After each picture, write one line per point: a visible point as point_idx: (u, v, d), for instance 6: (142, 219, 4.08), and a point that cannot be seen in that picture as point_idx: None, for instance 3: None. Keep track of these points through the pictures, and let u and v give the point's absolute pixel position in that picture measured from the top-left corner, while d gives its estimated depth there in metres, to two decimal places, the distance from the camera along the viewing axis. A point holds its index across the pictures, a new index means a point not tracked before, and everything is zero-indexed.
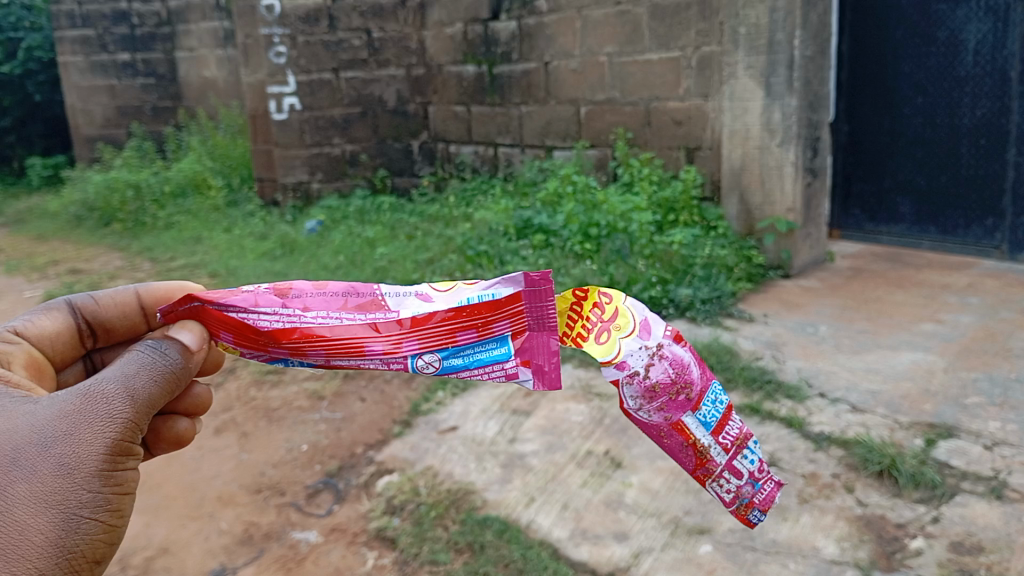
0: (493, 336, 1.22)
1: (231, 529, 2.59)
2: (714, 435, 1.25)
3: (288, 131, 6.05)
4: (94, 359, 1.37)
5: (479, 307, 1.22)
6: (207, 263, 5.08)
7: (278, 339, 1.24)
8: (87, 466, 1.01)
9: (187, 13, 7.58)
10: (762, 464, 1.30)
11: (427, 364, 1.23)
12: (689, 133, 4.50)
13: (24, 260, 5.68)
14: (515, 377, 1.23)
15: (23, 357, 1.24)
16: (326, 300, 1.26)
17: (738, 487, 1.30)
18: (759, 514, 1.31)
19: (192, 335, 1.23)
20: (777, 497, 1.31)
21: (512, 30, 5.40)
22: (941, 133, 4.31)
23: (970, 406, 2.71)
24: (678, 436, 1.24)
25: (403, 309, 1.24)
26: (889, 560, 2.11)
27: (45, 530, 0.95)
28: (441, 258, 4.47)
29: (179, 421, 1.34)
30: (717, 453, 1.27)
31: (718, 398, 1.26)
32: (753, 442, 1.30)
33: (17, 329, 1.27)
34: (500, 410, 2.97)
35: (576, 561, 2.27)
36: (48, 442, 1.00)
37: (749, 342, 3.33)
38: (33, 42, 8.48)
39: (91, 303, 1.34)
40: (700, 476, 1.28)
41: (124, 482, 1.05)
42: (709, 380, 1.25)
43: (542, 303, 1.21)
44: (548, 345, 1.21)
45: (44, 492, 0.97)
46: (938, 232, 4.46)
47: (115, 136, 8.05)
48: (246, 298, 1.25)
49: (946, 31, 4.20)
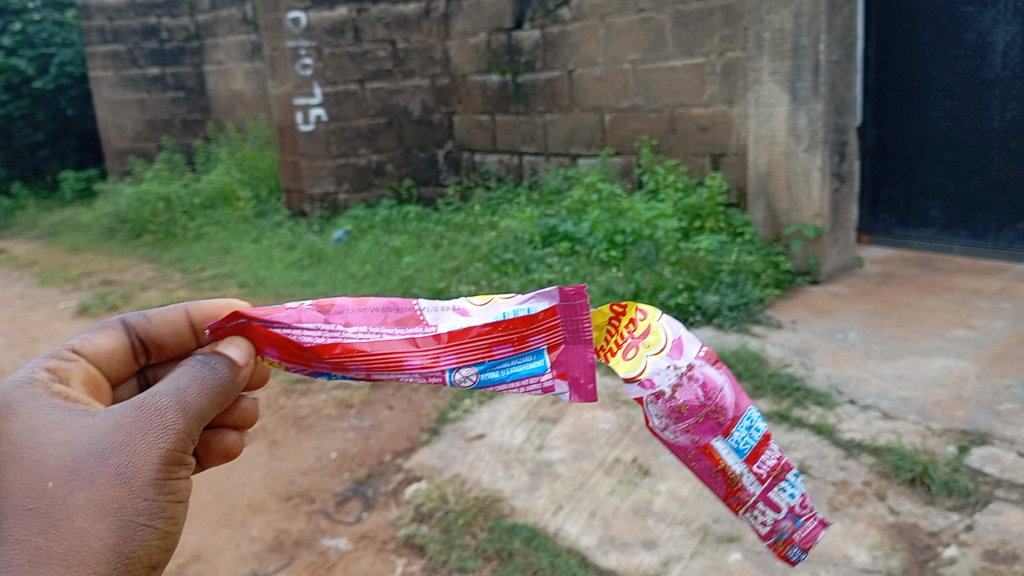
0: (530, 350, 1.22)
1: (262, 536, 2.61)
2: (747, 463, 1.19)
3: (315, 142, 6.11)
4: (147, 376, 1.39)
5: (515, 322, 1.21)
6: (237, 274, 5.14)
7: (321, 354, 1.25)
8: (142, 475, 1.03)
9: (215, 26, 7.69)
10: (806, 500, 1.23)
11: (465, 377, 1.23)
12: (715, 140, 4.48)
13: (59, 271, 5.77)
14: (552, 390, 1.23)
15: (82, 373, 1.25)
16: (366, 315, 1.27)
17: (776, 521, 1.23)
18: (800, 552, 1.23)
19: (239, 350, 1.24)
20: (820, 536, 1.22)
21: (536, 39, 5.43)
22: (971, 137, 4.27)
23: (1004, 412, 2.67)
24: (707, 461, 1.19)
25: (441, 323, 1.24)
26: (922, 569, 2.08)
27: (105, 537, 0.98)
28: (467, 267, 4.49)
29: (228, 434, 1.36)
30: (751, 482, 1.21)
31: (754, 425, 1.20)
32: (795, 475, 1.23)
33: (74, 346, 1.28)
34: (527, 417, 2.97)
35: (605, 568, 2.27)
36: (106, 452, 1.02)
37: (777, 348, 3.31)
38: (65, 58, 8.65)
39: (144, 321, 1.36)
40: (732, 504, 1.22)
41: (176, 490, 1.07)
42: (745, 407, 1.20)
43: (576, 317, 1.20)
44: (584, 358, 1.21)
45: (104, 500, 0.99)
46: (969, 237, 4.41)
47: (145, 149, 8.18)
48: (289, 314, 1.28)
49: (974, 33, 4.15)
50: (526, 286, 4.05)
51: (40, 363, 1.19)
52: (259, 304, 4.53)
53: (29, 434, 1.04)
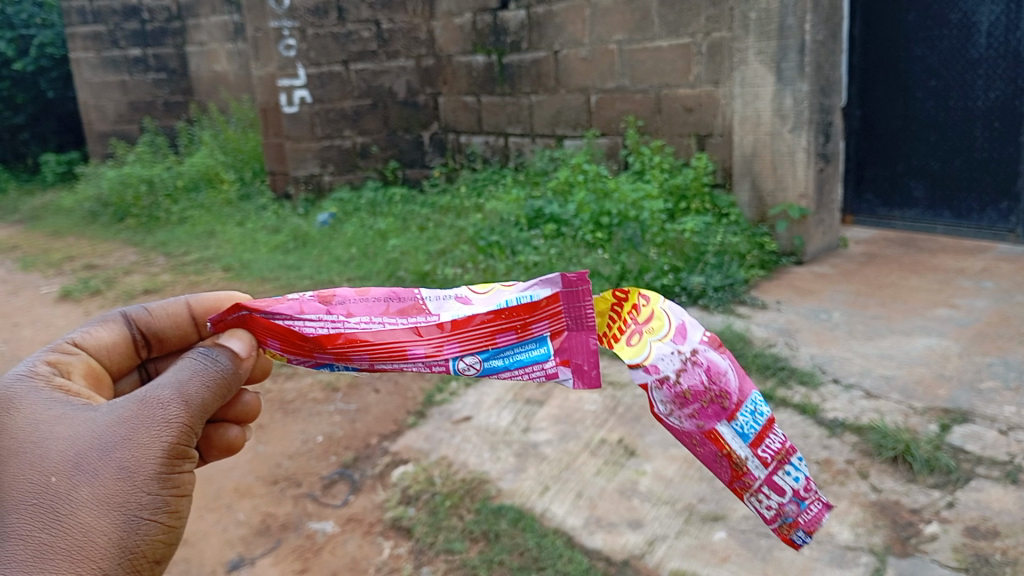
0: (533, 337, 1.21)
1: (249, 520, 2.61)
2: (751, 447, 1.18)
3: (299, 124, 6.07)
4: (149, 369, 1.36)
5: (517, 309, 1.20)
6: (221, 257, 5.11)
7: (324, 345, 1.25)
8: (145, 469, 1.02)
9: (197, 7, 7.60)
10: (810, 483, 1.21)
11: (468, 366, 1.22)
12: (700, 120, 4.48)
13: (41, 256, 5.72)
14: (555, 377, 1.21)
15: (83, 366, 1.24)
16: (368, 306, 1.27)
17: (780, 504, 1.22)
18: (804, 535, 1.22)
19: (241, 343, 1.23)
20: (824, 518, 1.22)
21: (521, 19, 5.39)
22: (954, 117, 4.28)
23: (986, 390, 2.70)
24: (712, 445, 1.19)
25: (443, 313, 1.23)
26: (904, 545, 2.11)
27: (107, 532, 0.98)
28: (453, 249, 4.48)
29: (230, 428, 1.35)
30: (755, 466, 1.20)
31: (757, 410, 1.20)
32: (799, 458, 1.22)
33: (75, 340, 1.28)
34: (514, 399, 2.98)
35: (590, 548, 2.28)
36: (108, 447, 1.01)
37: (762, 328, 3.33)
38: (45, 39, 8.53)
39: (145, 314, 1.35)
40: (738, 489, 1.21)
41: (181, 483, 1.06)
42: (748, 391, 1.20)
43: (580, 303, 1.19)
44: (587, 344, 1.19)
45: (106, 495, 0.99)
46: (952, 217, 4.44)
47: (128, 132, 8.09)
48: (291, 305, 1.26)
49: (958, 13, 4.15)
50: (512, 268, 4.04)
51: (40, 357, 1.18)
52: (243, 287, 4.50)
53: (32, 429, 1.04)
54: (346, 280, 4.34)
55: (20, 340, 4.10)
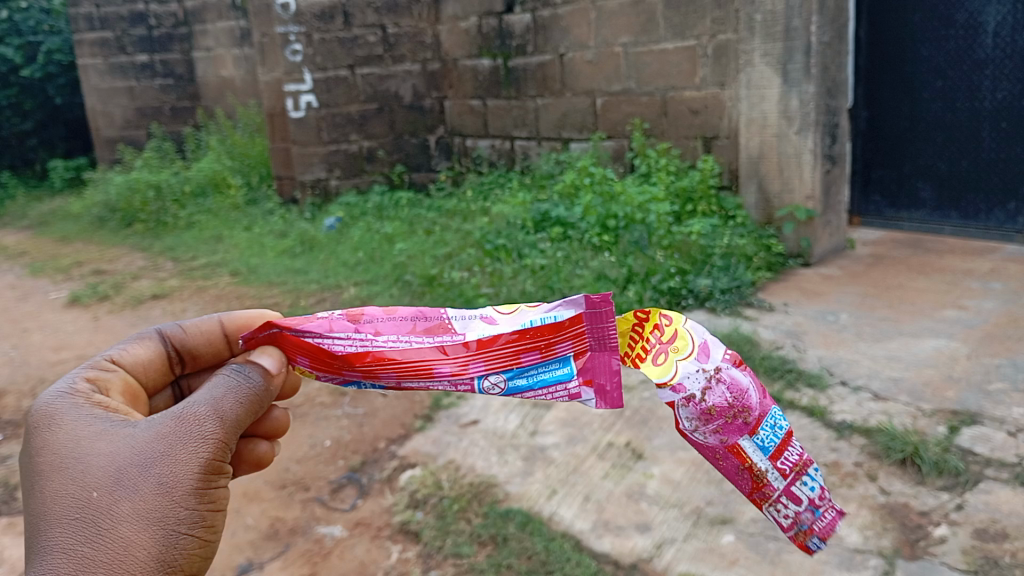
0: (556, 357, 1.21)
1: (258, 524, 2.61)
2: (771, 459, 1.19)
3: (306, 128, 6.09)
4: (181, 386, 1.36)
5: (542, 329, 1.21)
6: (229, 262, 5.13)
7: (353, 363, 1.26)
8: (184, 484, 1.03)
9: (203, 12, 7.63)
10: (824, 492, 1.22)
11: (492, 385, 1.23)
12: (706, 122, 4.47)
13: (49, 262, 5.75)
14: (578, 397, 1.22)
15: (120, 383, 1.23)
16: (396, 324, 1.27)
17: (797, 513, 1.21)
18: (819, 542, 1.21)
19: (272, 360, 1.25)
20: (839, 525, 1.22)
21: (526, 23, 5.39)
22: (962, 117, 4.27)
23: (994, 392, 2.69)
24: (734, 459, 1.20)
25: (469, 331, 1.24)
26: (913, 548, 2.10)
27: (147, 546, 0.98)
28: (460, 252, 4.48)
29: (260, 444, 1.35)
30: (773, 477, 1.21)
31: (777, 424, 1.21)
32: (815, 469, 1.23)
33: (113, 357, 1.27)
34: (521, 403, 2.99)
35: (599, 551, 2.28)
36: (148, 463, 1.02)
37: (769, 331, 3.32)
38: (52, 46, 8.56)
39: (179, 331, 1.35)
40: (757, 500, 1.22)
41: (216, 499, 1.07)
42: (769, 405, 1.21)
43: (603, 324, 1.20)
44: (609, 365, 1.20)
45: (146, 509, 0.99)
46: (959, 217, 4.43)
47: (135, 138, 8.13)
48: (320, 323, 1.27)
49: (965, 14, 4.14)
50: (519, 271, 4.04)
51: (79, 374, 1.18)
52: (250, 293, 4.51)
53: (73, 445, 1.04)
54: (354, 284, 4.36)
55: (29, 345, 4.12)
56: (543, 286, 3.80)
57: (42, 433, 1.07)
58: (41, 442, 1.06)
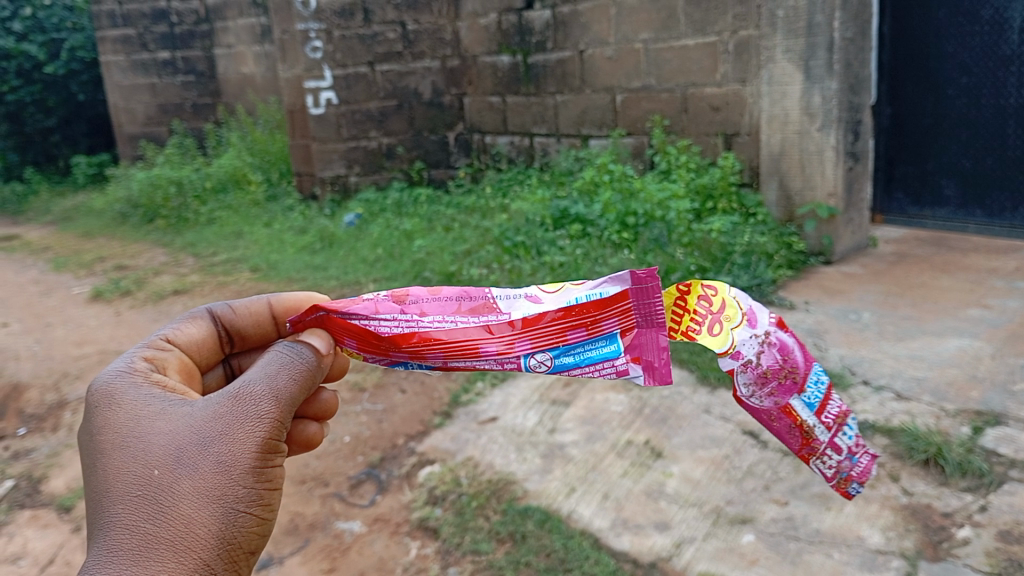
0: (603, 334, 1.22)
1: (278, 519, 2.63)
2: (817, 415, 1.30)
3: (325, 125, 6.12)
4: (232, 365, 1.38)
5: (588, 305, 1.22)
6: (249, 257, 5.16)
7: (399, 344, 1.26)
8: (242, 462, 1.03)
9: (224, 9, 7.70)
10: (858, 439, 1.38)
11: (539, 363, 1.24)
12: (727, 120, 4.44)
13: (73, 257, 5.80)
14: (625, 374, 1.23)
15: (177, 363, 1.25)
16: (441, 305, 1.28)
17: (839, 463, 1.37)
18: (858, 485, 1.40)
19: (321, 340, 1.24)
20: (872, 468, 1.40)
21: (546, 19, 5.38)
22: (987, 114, 4.22)
23: (1019, 392, 2.65)
24: (786, 419, 1.30)
25: (514, 310, 1.24)
26: (936, 550, 2.08)
27: (207, 522, 0.99)
28: (479, 249, 4.47)
29: (309, 425, 1.35)
30: (820, 431, 1.33)
31: (819, 379, 1.31)
32: (851, 418, 1.37)
33: (168, 337, 1.28)
34: (540, 400, 2.99)
35: (618, 550, 2.27)
36: (206, 442, 1.02)
37: (790, 329, 3.30)
38: (76, 43, 8.64)
39: (228, 311, 1.36)
40: (806, 454, 1.34)
41: (274, 477, 1.07)
42: (811, 363, 1.30)
43: (649, 299, 1.21)
44: (657, 341, 1.21)
45: (207, 487, 1.00)
46: (984, 215, 4.38)
47: (157, 134, 8.19)
48: (366, 305, 1.28)
49: (991, 9, 4.09)
50: (538, 268, 4.03)
51: (136, 354, 1.20)
52: (270, 289, 4.54)
53: (134, 424, 1.05)
54: (373, 281, 4.38)
55: (53, 340, 4.15)
56: (562, 283, 3.80)
57: (101, 410, 1.08)
58: (103, 420, 1.07)
